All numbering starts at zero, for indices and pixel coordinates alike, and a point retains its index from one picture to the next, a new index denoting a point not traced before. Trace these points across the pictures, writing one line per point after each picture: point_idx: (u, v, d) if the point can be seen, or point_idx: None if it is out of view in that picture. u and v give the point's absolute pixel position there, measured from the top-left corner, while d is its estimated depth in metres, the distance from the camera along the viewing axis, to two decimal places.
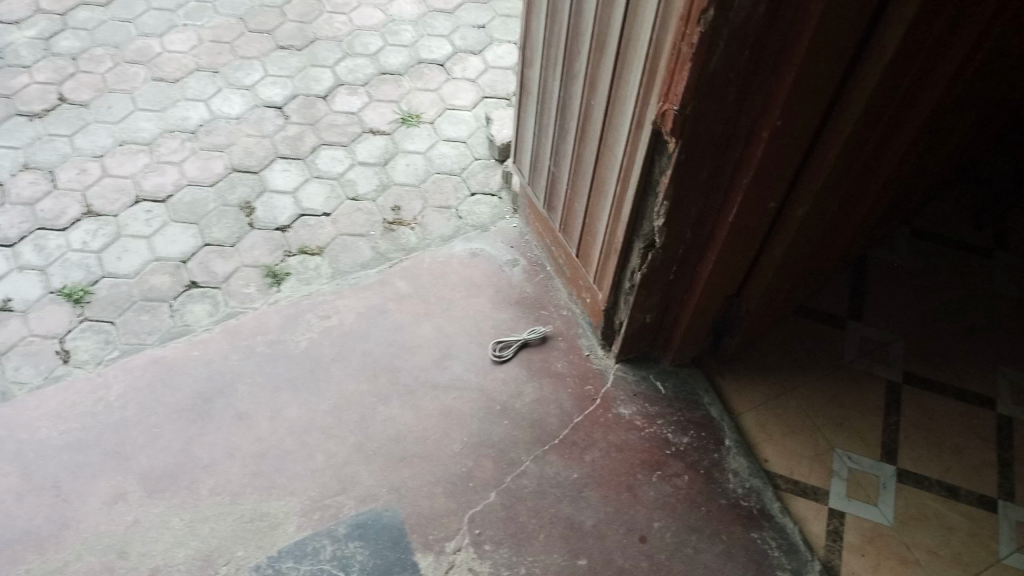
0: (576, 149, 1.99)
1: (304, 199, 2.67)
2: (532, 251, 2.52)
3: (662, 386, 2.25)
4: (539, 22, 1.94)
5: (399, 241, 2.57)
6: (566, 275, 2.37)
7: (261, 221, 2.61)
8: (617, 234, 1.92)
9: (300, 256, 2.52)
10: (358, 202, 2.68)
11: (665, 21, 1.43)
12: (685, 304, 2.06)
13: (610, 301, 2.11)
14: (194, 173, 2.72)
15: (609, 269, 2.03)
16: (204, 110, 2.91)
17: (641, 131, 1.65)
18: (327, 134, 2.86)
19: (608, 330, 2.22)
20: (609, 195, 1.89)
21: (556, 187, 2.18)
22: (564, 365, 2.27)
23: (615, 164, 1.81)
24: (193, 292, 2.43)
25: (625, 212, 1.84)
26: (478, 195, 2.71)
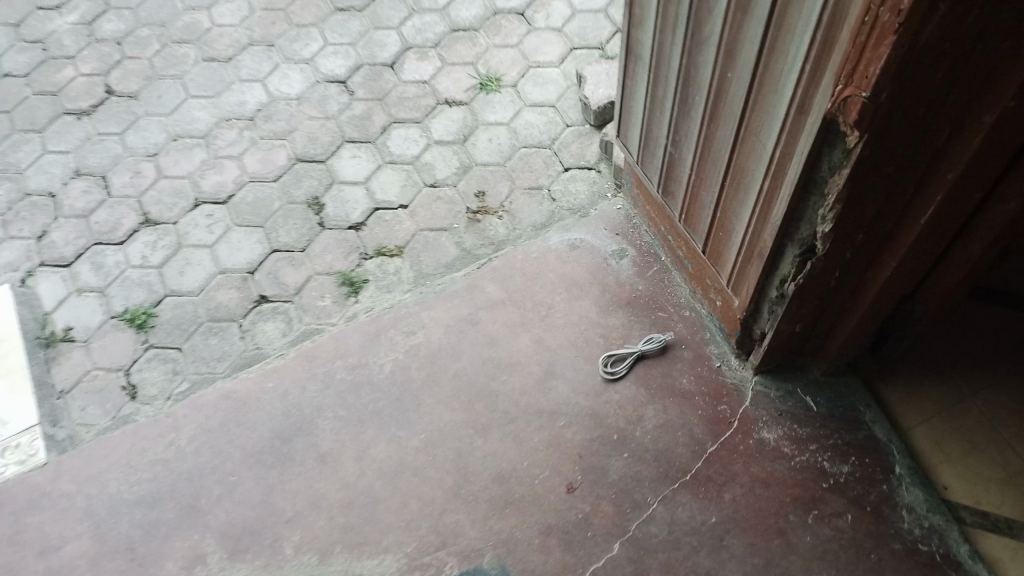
0: (706, 130, 1.59)
1: (378, 189, 2.35)
2: (643, 237, 2.15)
3: (814, 403, 1.87)
4: None
5: (487, 234, 2.23)
6: (688, 270, 1.98)
7: (331, 219, 2.31)
8: (764, 238, 1.53)
9: (378, 259, 2.21)
10: (437, 188, 2.33)
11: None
12: (848, 312, 1.66)
13: (749, 311, 1.74)
14: (255, 167, 2.44)
15: (751, 276, 1.65)
16: (260, 91, 2.60)
17: (807, 117, 1.25)
18: (398, 109, 2.51)
19: (746, 340, 1.85)
20: (753, 192, 1.50)
21: (675, 171, 1.80)
22: (691, 381, 1.92)
23: (765, 153, 1.41)
24: (263, 308, 2.18)
25: (777, 215, 1.45)
26: (573, 171, 2.32)
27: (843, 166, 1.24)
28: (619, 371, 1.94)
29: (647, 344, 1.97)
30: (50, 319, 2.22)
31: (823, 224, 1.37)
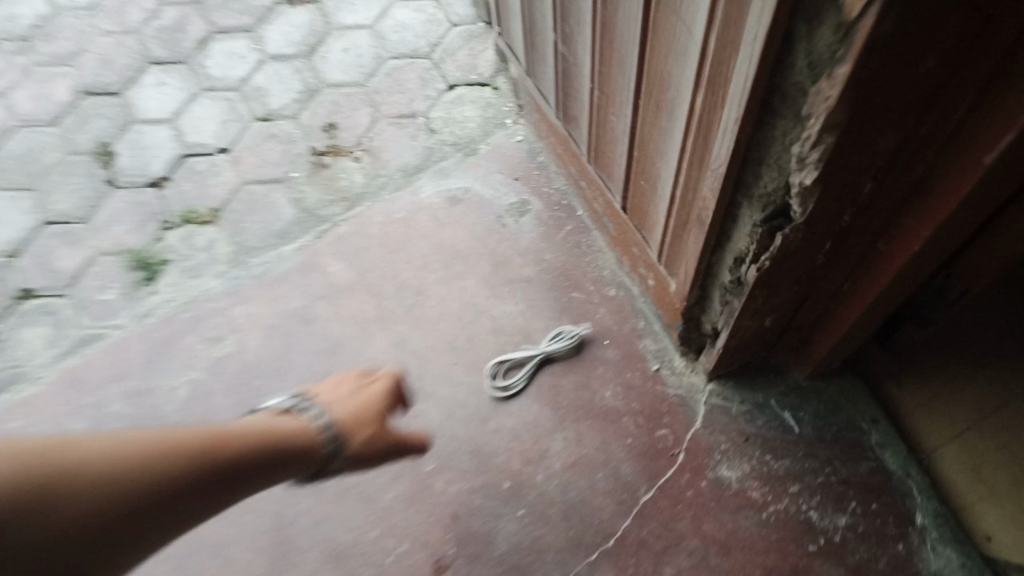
0: (605, 8, 0.96)
1: (189, 129, 1.68)
2: (550, 182, 1.51)
3: (795, 421, 1.27)
4: None
5: (335, 184, 1.58)
6: (609, 232, 1.36)
7: (125, 173, 1.66)
8: (704, 193, 0.91)
9: (184, 229, 1.58)
10: (271, 123, 1.66)
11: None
12: (845, 299, 1.07)
13: (694, 298, 1.13)
14: (27, 107, 1.75)
15: (690, 250, 1.03)
16: (41, 2, 1.90)
17: None
18: (221, 16, 1.82)
19: (694, 335, 1.24)
20: (683, 109, 0.88)
21: (570, 84, 1.17)
22: (617, 394, 1.30)
23: (697, 37, 0.79)
24: (26, 307, 1.54)
25: (720, 155, 0.83)
26: (458, 90, 1.65)
27: (841, 51, 0.63)
28: (509, 382, 1.33)
29: (551, 339, 1.34)
30: None
31: (807, 168, 0.76)
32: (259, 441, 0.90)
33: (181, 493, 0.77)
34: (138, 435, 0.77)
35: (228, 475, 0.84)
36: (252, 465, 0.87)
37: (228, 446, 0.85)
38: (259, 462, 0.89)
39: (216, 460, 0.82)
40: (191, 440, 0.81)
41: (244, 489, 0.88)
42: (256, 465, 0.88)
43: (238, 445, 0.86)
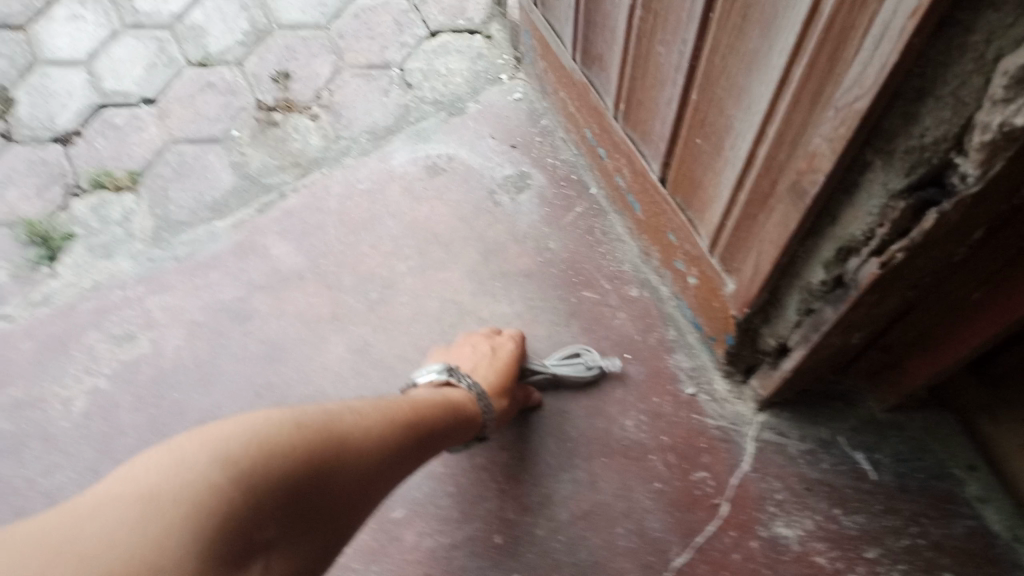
0: None
1: (108, 74, 1.36)
2: (556, 152, 1.21)
3: (870, 465, 0.97)
4: None
5: (285, 146, 1.26)
6: (636, 214, 1.06)
7: (24, 126, 1.33)
8: (813, 145, 0.62)
9: (94, 196, 1.25)
10: (209, 68, 1.34)
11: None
12: (970, 312, 0.77)
13: (760, 303, 0.83)
14: None
15: (767, 237, 0.74)
16: None
17: None
18: None
19: (746, 352, 0.95)
20: (801, 10, 0.58)
21: (605, 6, 0.88)
22: (641, 424, 1.01)
23: None
24: None
25: (854, 83, 0.54)
26: (441, 37, 1.34)
27: None
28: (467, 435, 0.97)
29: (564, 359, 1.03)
30: None
31: (1022, 98, 0.47)
32: (441, 406, 0.83)
33: (388, 467, 0.70)
34: (360, 410, 0.70)
35: (427, 443, 0.78)
36: (440, 431, 0.80)
37: (419, 415, 0.77)
38: (447, 426, 0.82)
39: (414, 429, 0.75)
40: (392, 411, 0.74)
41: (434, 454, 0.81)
42: (443, 432, 0.81)
43: (426, 412, 0.79)
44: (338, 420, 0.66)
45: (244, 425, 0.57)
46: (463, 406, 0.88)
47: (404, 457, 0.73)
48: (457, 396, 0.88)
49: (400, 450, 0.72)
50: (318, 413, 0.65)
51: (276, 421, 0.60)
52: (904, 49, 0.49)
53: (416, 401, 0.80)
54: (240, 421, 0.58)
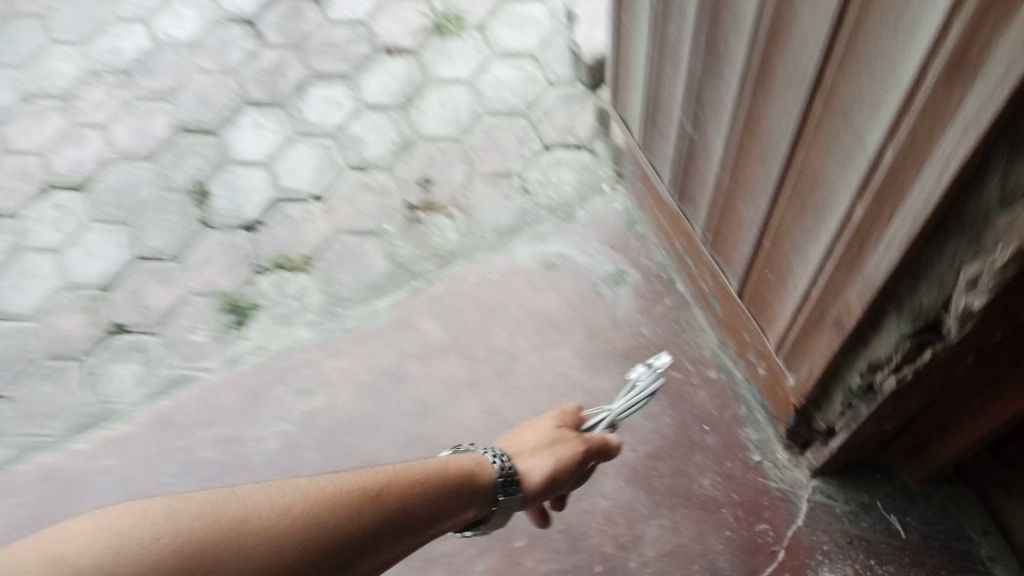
0: (755, 102, 0.92)
1: (285, 173, 1.68)
2: (649, 253, 1.48)
3: (903, 526, 1.20)
4: None
5: (429, 240, 1.57)
6: (716, 313, 1.32)
7: (220, 214, 1.66)
8: (849, 299, 0.88)
9: (275, 274, 1.58)
10: (366, 173, 1.66)
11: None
12: (975, 412, 1.02)
13: (812, 395, 1.09)
14: (126, 141, 1.78)
15: (819, 351, 1.00)
16: (142, 35, 1.91)
17: (977, 67, 0.58)
18: (319, 60, 1.79)
19: (803, 431, 1.19)
20: (836, 216, 0.84)
21: (697, 166, 1.14)
22: (716, 484, 1.26)
23: (867, 145, 0.75)
24: (118, 343, 1.57)
25: (875, 270, 0.80)
26: (555, 152, 1.63)
27: None
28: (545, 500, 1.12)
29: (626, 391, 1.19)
30: None
31: (977, 293, 0.72)
32: (444, 475, 0.86)
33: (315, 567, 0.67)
34: (276, 504, 0.68)
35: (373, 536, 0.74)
36: (439, 504, 0.84)
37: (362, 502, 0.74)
38: (446, 497, 0.85)
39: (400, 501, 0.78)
40: (377, 482, 0.78)
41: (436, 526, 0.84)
42: (441, 506, 0.84)
43: (420, 481, 0.83)
44: (290, 503, 0.68)
45: (99, 530, 0.58)
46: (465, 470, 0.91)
47: (388, 530, 0.76)
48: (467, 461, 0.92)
49: (383, 525, 0.75)
50: (213, 512, 0.63)
51: (191, 513, 0.62)
52: (903, 253, 0.75)
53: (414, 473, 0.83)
54: (99, 522, 0.58)
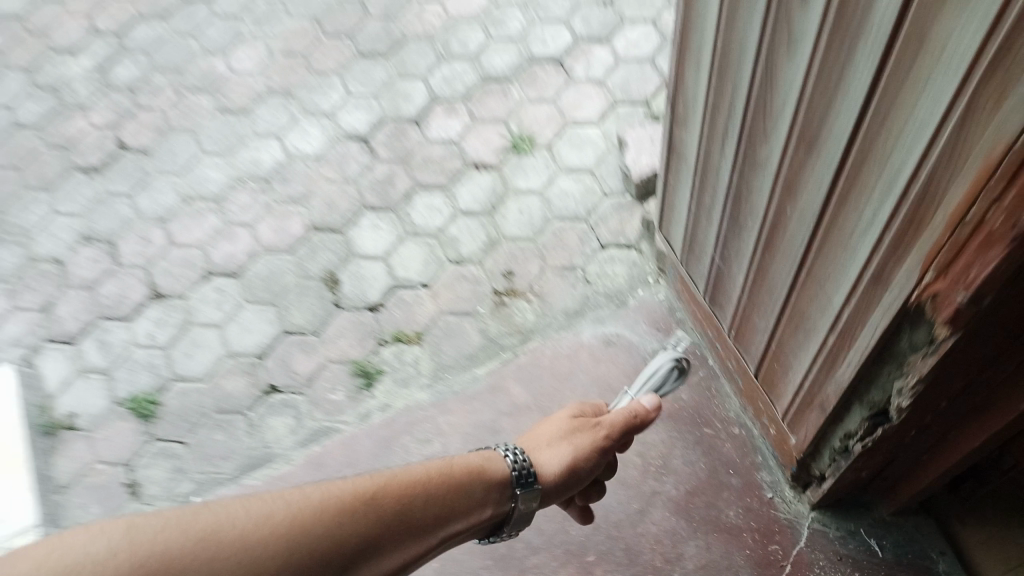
0: (761, 258, 1.35)
1: (399, 265, 2.16)
2: (686, 334, 1.92)
3: (879, 547, 1.62)
4: (696, 78, 1.30)
5: (513, 321, 2.02)
6: (738, 385, 1.75)
7: (348, 298, 2.13)
8: (828, 392, 1.30)
9: (394, 346, 2.04)
10: (462, 265, 2.13)
11: (960, 156, 0.78)
12: (924, 467, 1.42)
13: (808, 451, 1.51)
14: (270, 237, 2.25)
15: (810, 422, 1.42)
16: (278, 149, 2.37)
17: (886, 287, 1.00)
18: (422, 172, 2.28)
19: (803, 475, 1.61)
20: (816, 340, 1.26)
21: (723, 284, 1.57)
22: (739, 514, 1.69)
23: (831, 307, 1.17)
24: (272, 400, 2.03)
25: (841, 377, 1.22)
26: (610, 250, 2.08)
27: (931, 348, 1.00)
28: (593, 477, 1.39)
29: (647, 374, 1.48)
30: (54, 404, 2.15)
31: (900, 398, 1.13)
32: (442, 484, 1.06)
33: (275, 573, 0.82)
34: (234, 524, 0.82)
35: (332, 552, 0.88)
36: (433, 509, 1.03)
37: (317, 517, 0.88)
38: (438, 503, 1.04)
39: (396, 506, 0.98)
40: (373, 490, 0.97)
41: (432, 532, 1.03)
42: (436, 512, 1.03)
43: (417, 491, 1.02)
44: (272, 512, 0.85)
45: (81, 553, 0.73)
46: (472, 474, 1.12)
47: (381, 532, 0.95)
48: (475, 460, 1.15)
49: (377, 529, 0.94)
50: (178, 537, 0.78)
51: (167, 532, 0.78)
52: (856, 371, 1.17)
53: (415, 481, 1.04)
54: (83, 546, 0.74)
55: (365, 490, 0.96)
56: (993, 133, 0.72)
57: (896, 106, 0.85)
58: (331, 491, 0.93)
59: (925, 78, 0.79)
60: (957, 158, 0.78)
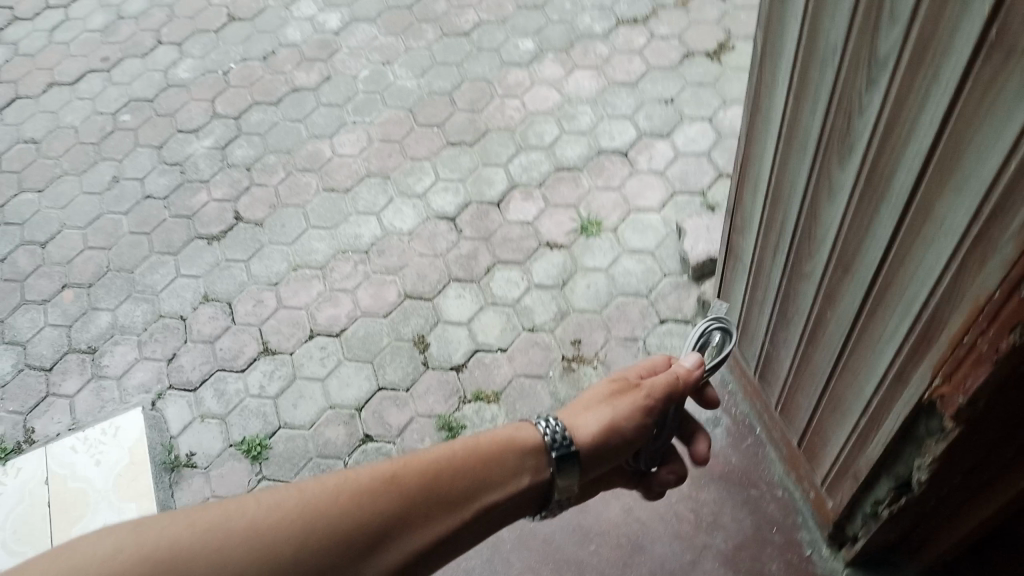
0: (805, 350, 1.63)
1: (480, 331, 2.45)
2: (737, 405, 2.16)
3: None
4: (758, 201, 1.63)
5: (580, 384, 2.28)
6: (781, 452, 1.98)
7: (435, 358, 2.42)
8: (859, 465, 1.54)
9: (475, 404, 2.31)
10: (535, 333, 2.41)
11: (958, 298, 1.08)
12: (945, 531, 1.61)
13: (843, 514, 1.71)
14: (367, 302, 2.59)
15: (845, 489, 1.64)
16: (376, 225, 2.75)
17: (904, 385, 1.28)
18: (502, 250, 2.60)
19: (838, 534, 1.81)
20: (849, 423, 1.52)
21: (772, 365, 1.85)
22: (782, 568, 1.90)
23: (862, 396, 1.43)
24: (367, 447, 2.31)
25: (870, 452, 1.45)
26: (668, 325, 2.34)
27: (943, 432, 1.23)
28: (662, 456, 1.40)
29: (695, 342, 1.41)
30: (176, 444, 2.43)
31: (919, 470, 1.34)
32: (472, 459, 1.11)
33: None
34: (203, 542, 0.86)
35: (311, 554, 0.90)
36: (460, 481, 1.09)
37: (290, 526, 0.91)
38: (455, 483, 1.08)
39: (389, 502, 1.00)
40: (372, 485, 1.00)
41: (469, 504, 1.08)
42: (470, 484, 1.09)
43: (443, 468, 1.08)
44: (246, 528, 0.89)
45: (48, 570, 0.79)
46: (506, 447, 1.16)
47: (368, 530, 0.96)
48: (500, 435, 1.18)
49: (403, 507, 1.01)
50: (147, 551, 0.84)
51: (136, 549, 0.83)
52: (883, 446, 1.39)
53: (436, 459, 1.09)
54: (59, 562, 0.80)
55: (385, 472, 1.03)
56: (979, 285, 1.02)
57: (910, 251, 1.15)
58: (350, 476, 1.01)
59: (931, 239, 1.10)
60: (956, 295, 1.08)
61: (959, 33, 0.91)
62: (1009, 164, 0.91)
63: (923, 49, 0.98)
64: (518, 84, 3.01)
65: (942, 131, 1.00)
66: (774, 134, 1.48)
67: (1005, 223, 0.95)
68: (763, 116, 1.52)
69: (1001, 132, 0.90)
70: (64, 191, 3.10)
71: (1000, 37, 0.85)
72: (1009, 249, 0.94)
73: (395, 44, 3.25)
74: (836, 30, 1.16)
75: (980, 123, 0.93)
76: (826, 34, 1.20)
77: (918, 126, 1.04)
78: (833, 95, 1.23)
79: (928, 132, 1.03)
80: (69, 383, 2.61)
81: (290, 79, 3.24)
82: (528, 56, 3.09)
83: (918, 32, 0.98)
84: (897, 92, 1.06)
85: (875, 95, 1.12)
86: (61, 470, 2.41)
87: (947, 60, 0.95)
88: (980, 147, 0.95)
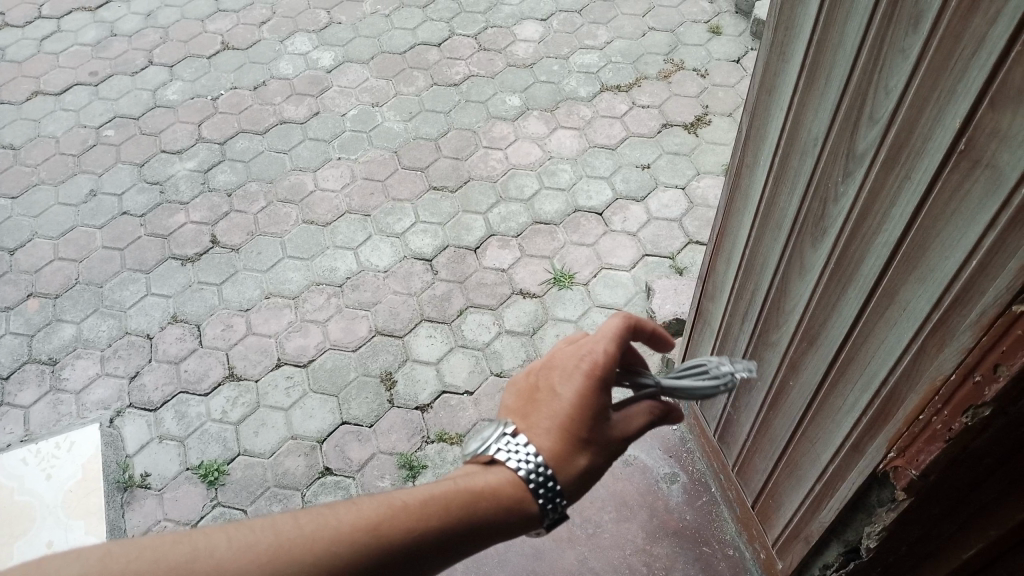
0: (766, 415, 1.71)
1: (448, 372, 2.49)
2: (694, 463, 2.22)
3: None
4: (732, 270, 1.74)
5: None
6: (734, 512, 2.04)
7: (401, 396, 2.45)
8: (811, 528, 1.60)
9: (438, 445, 2.34)
10: (502, 378, 2.46)
11: (916, 378, 1.17)
12: None
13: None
14: (338, 335, 2.61)
15: (795, 552, 1.71)
16: (352, 260, 2.80)
17: (860, 456, 1.35)
18: (475, 295, 2.67)
19: None
20: (804, 487, 1.59)
21: (732, 427, 1.93)
22: None
23: (819, 463, 1.50)
24: (326, 481, 2.30)
25: (823, 517, 1.53)
26: None
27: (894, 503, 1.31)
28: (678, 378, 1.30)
29: (690, 368, 1.33)
30: (131, 464, 2.38)
31: (868, 538, 1.41)
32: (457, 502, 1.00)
33: None
34: None
35: None
36: (453, 531, 0.97)
37: None
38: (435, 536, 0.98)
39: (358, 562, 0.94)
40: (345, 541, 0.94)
41: (458, 553, 0.98)
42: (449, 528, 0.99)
43: (435, 514, 0.96)
44: None
45: None
46: (506, 488, 1.03)
47: None
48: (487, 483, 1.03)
49: None
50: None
51: None
52: (836, 512, 1.47)
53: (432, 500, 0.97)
54: None
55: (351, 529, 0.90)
56: (937, 367, 1.11)
57: (874, 329, 1.25)
58: (294, 538, 0.86)
59: (893, 322, 1.20)
60: (915, 374, 1.17)
61: (931, 140, 1.03)
62: (970, 260, 1.02)
63: (899, 150, 1.10)
64: (503, 137, 3.12)
65: (911, 225, 1.12)
66: (751, 212, 1.60)
67: (964, 312, 1.05)
68: (742, 195, 1.65)
69: (966, 229, 1.01)
70: (39, 200, 3.09)
71: (969, 147, 0.98)
72: (966, 337, 1.04)
73: (385, 87, 3.35)
74: (819, 125, 1.29)
75: (945, 223, 1.05)
76: (809, 127, 1.33)
77: (888, 218, 1.16)
78: (811, 181, 1.36)
79: (897, 225, 1.14)
80: (26, 394, 2.56)
81: (278, 111, 3.30)
82: (514, 111, 3.21)
83: (895, 135, 1.11)
84: (871, 185, 1.19)
85: (851, 184, 1.24)
86: (9, 482, 2.36)
87: (919, 161, 1.07)
88: (945, 241, 1.06)
